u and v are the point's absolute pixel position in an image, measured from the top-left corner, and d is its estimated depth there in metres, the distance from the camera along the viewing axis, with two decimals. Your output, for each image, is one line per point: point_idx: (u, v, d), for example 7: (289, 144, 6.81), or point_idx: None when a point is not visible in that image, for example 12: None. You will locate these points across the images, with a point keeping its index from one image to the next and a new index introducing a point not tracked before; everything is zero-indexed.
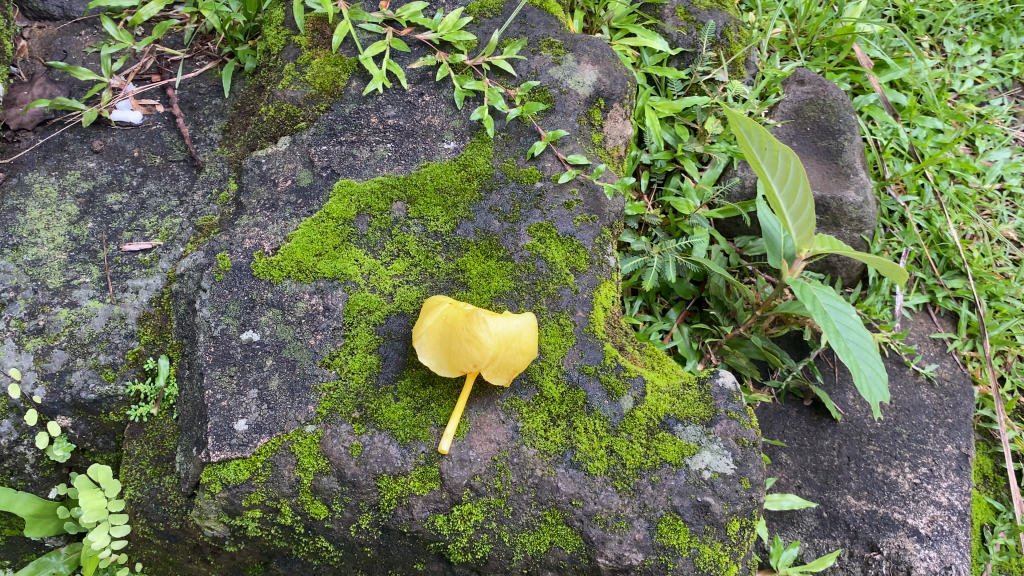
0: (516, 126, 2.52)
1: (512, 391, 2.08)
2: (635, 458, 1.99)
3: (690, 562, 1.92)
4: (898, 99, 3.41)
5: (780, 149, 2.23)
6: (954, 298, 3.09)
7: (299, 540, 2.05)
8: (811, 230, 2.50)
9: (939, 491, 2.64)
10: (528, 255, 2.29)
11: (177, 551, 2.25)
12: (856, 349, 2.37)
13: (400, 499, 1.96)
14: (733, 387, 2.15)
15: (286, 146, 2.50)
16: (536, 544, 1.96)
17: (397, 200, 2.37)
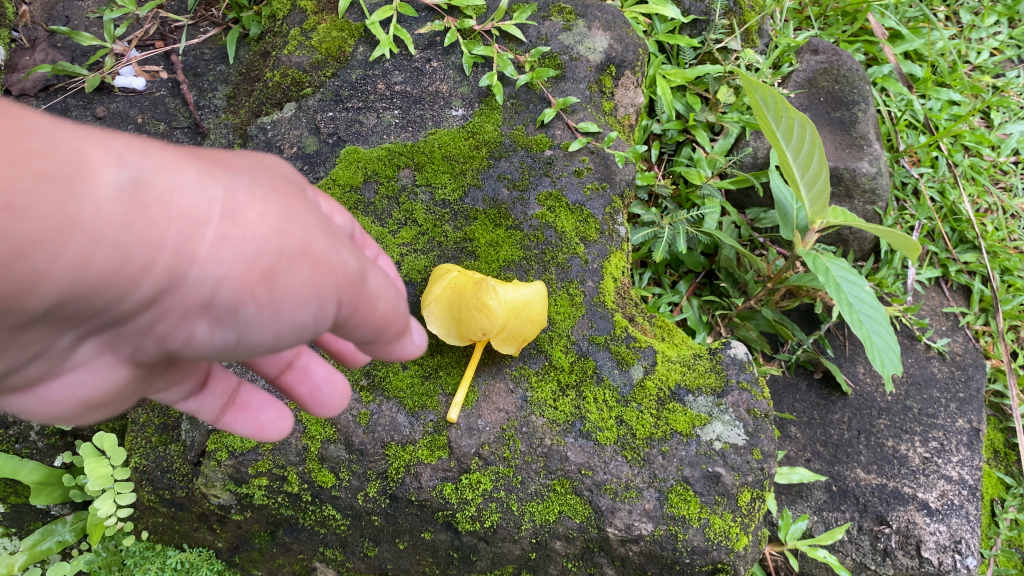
0: (526, 92, 2.47)
1: (521, 360, 2.06)
2: (645, 428, 1.97)
3: (700, 533, 1.89)
4: (913, 69, 3.37)
5: (796, 117, 2.22)
6: (967, 272, 3.05)
7: (306, 509, 2.04)
8: (825, 201, 2.48)
9: (950, 465, 2.62)
10: (537, 224, 2.25)
11: (183, 520, 2.23)
12: (869, 322, 2.35)
13: (409, 467, 1.95)
14: (746, 358, 2.12)
15: (291, 112, 2.47)
16: (544, 514, 1.94)
17: (405, 167, 2.33)
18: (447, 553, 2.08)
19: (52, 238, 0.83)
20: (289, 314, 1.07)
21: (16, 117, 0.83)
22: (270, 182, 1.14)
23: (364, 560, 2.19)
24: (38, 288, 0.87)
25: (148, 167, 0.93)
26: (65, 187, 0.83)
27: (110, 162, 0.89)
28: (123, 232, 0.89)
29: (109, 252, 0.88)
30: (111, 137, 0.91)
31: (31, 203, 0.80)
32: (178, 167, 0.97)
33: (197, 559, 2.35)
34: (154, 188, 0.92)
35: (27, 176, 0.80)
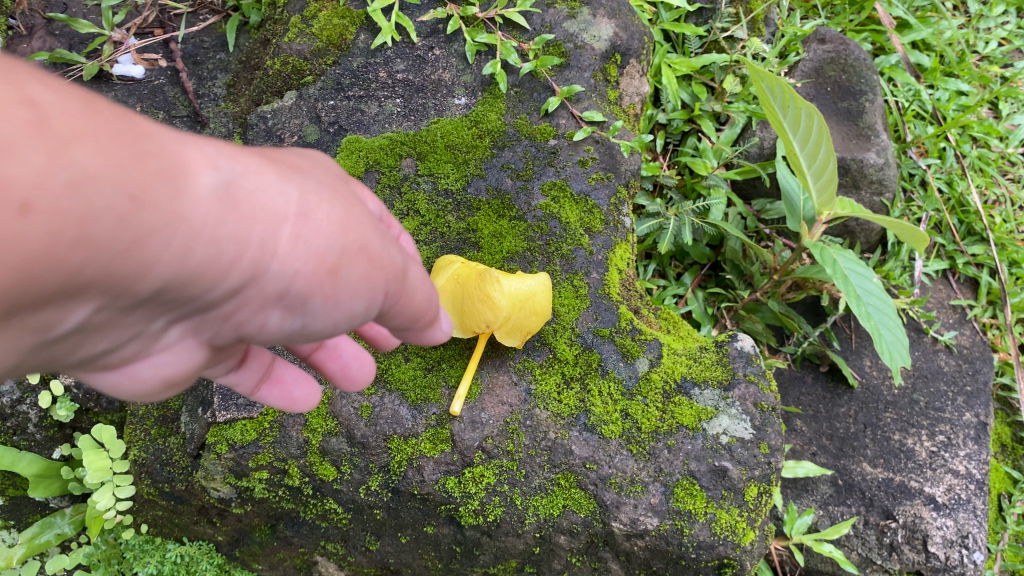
0: (530, 81, 2.43)
1: (525, 352, 2.03)
2: (650, 422, 1.94)
3: (706, 528, 1.87)
4: (920, 59, 3.33)
5: (804, 106, 2.19)
6: (974, 264, 3.03)
7: (307, 502, 2.02)
8: (832, 192, 2.45)
9: (957, 459, 2.60)
10: (541, 215, 2.21)
11: (182, 513, 2.21)
12: (876, 314, 2.32)
13: (411, 461, 1.92)
14: (753, 351, 2.09)
15: (292, 101, 2.44)
16: (549, 508, 1.91)
17: (407, 156, 2.30)
18: (450, 547, 2.06)
19: (160, 232, 0.87)
20: (349, 306, 1.12)
21: (125, 120, 0.86)
22: (331, 180, 1.17)
23: (365, 553, 2.17)
24: (142, 279, 0.90)
25: (240, 169, 0.96)
26: (169, 185, 0.87)
27: (207, 164, 0.92)
28: (220, 231, 0.91)
29: (207, 247, 0.91)
30: (203, 139, 0.94)
31: (144, 199, 0.84)
32: (262, 170, 0.99)
33: (196, 553, 2.31)
34: (245, 189, 0.95)
35: (139, 174, 0.84)
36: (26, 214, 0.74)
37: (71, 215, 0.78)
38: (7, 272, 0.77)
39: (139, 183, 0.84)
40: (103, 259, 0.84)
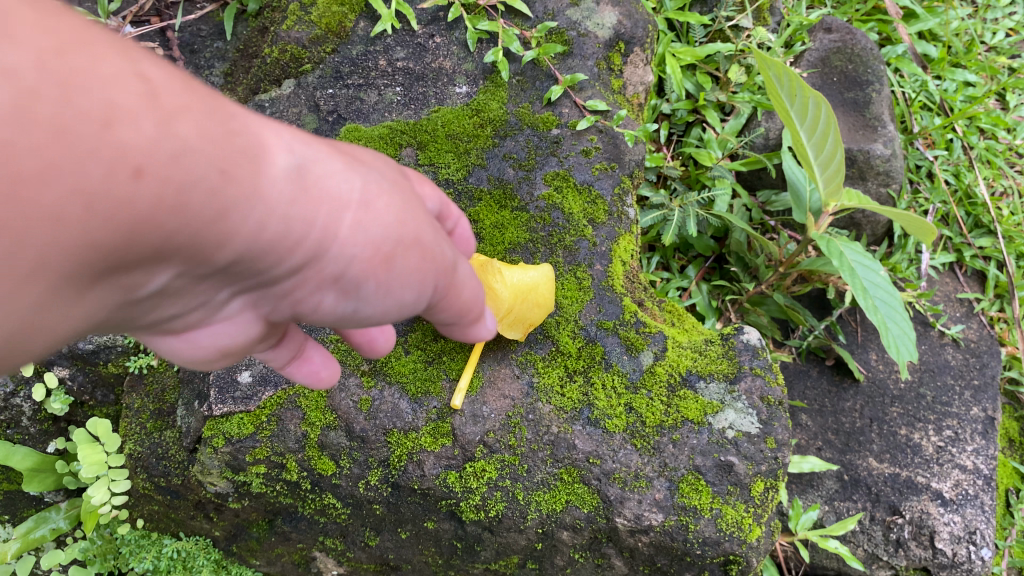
0: (532, 70, 2.39)
1: (527, 345, 1.99)
2: (655, 416, 1.91)
3: (712, 523, 1.83)
4: (927, 49, 3.28)
5: (811, 96, 2.15)
6: (982, 257, 2.99)
7: (305, 497, 1.99)
8: (839, 183, 2.41)
9: (964, 455, 2.56)
10: (544, 206, 2.17)
11: (179, 508, 2.17)
12: (884, 307, 2.28)
13: (411, 455, 1.89)
14: (759, 343, 2.05)
15: (290, 89, 2.42)
16: (551, 503, 1.88)
17: (407, 146, 2.27)
18: (450, 543, 2.02)
19: (242, 207, 0.94)
20: (399, 293, 1.20)
21: (217, 103, 0.94)
22: (390, 174, 1.25)
23: (365, 549, 2.14)
24: (221, 252, 0.97)
25: (312, 156, 1.04)
26: (251, 164, 0.95)
27: (285, 149, 1.00)
28: (293, 211, 0.99)
29: (280, 225, 0.98)
30: (279, 128, 1.02)
31: (231, 175, 0.92)
32: (331, 158, 1.08)
33: (193, 549, 2.28)
34: (315, 174, 1.03)
35: (227, 152, 0.91)
36: (134, 179, 0.82)
37: (171, 183, 0.85)
38: (110, 233, 0.84)
39: (229, 160, 0.91)
40: (192, 228, 0.91)
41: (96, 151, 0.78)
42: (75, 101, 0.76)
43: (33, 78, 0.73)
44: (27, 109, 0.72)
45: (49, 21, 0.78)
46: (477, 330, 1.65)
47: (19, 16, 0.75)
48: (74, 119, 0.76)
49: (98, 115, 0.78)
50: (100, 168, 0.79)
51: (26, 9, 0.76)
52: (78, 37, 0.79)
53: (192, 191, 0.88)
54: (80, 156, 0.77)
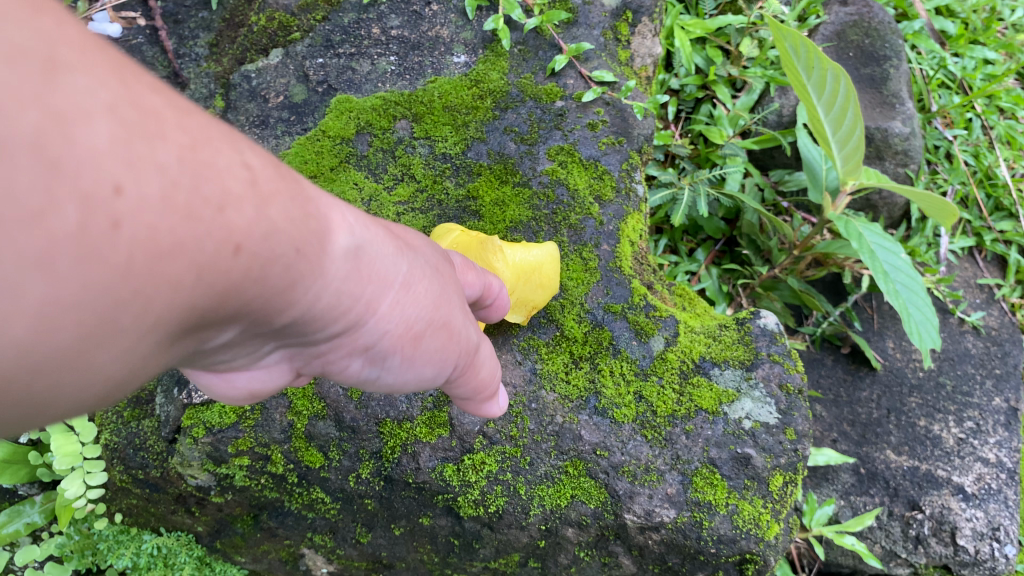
0: (535, 39, 2.27)
1: (530, 330, 1.86)
2: (667, 405, 1.79)
3: (728, 521, 1.69)
4: (945, 26, 3.15)
5: (829, 67, 2.01)
6: (1002, 242, 2.87)
7: (292, 491, 1.86)
8: (858, 160, 2.28)
9: (987, 447, 2.44)
10: (547, 181, 2.04)
11: (159, 502, 2.04)
12: (905, 291, 2.15)
13: (405, 447, 1.77)
14: (777, 328, 1.92)
15: (278, 59, 2.27)
16: (556, 498, 1.75)
17: (401, 117, 2.12)
18: (447, 540, 1.90)
19: (310, 280, 0.89)
20: (422, 367, 1.20)
21: (299, 183, 0.89)
22: (432, 253, 1.24)
23: (356, 547, 2.01)
24: (279, 317, 0.91)
25: (368, 237, 1.00)
26: (322, 242, 0.89)
27: (348, 228, 0.95)
28: (348, 288, 0.95)
29: (332, 297, 0.94)
30: (341, 206, 0.98)
31: (306, 252, 0.86)
32: (383, 240, 1.04)
33: (174, 544, 2.15)
34: (370, 254, 1.00)
35: (305, 229, 0.86)
36: (236, 255, 0.75)
37: (265, 259, 0.79)
38: (206, 302, 0.76)
39: (308, 240, 0.86)
40: (265, 297, 0.84)
41: (214, 232, 0.71)
42: (200, 186, 0.69)
43: (173, 168, 0.67)
44: (170, 197, 0.66)
45: (179, 111, 0.71)
46: (490, 404, 1.52)
47: (159, 106, 0.68)
48: (199, 204, 0.69)
49: (217, 199, 0.71)
50: (215, 246, 0.72)
51: (163, 99, 0.69)
52: (202, 128, 0.73)
53: (276, 266, 0.82)
54: (202, 237, 0.70)
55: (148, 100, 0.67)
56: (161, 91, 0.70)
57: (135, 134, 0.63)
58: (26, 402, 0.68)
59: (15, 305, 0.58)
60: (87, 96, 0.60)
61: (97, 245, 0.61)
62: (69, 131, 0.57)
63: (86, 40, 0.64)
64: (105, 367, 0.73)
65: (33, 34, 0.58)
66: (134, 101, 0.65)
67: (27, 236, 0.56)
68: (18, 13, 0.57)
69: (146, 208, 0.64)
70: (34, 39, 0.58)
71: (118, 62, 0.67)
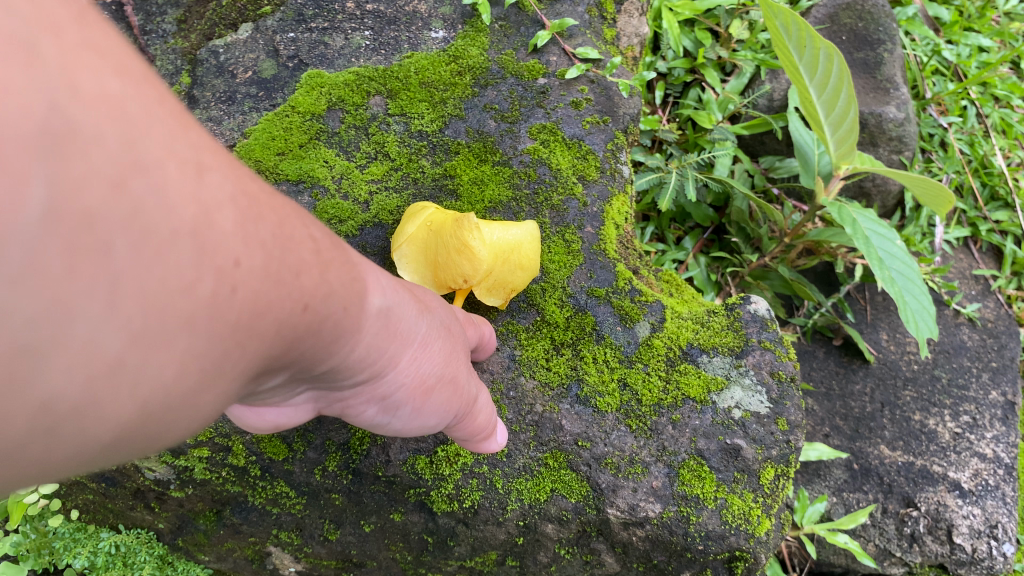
0: (516, 14, 2.18)
1: (509, 315, 1.77)
2: (652, 394, 1.69)
3: (716, 515, 1.60)
4: (939, 12, 3.08)
5: (823, 45, 1.92)
6: (998, 232, 2.80)
7: (255, 485, 1.75)
8: (851, 144, 2.19)
9: (983, 442, 2.36)
10: (529, 160, 1.94)
11: (116, 497, 1.93)
12: (901, 278, 2.05)
13: (375, 438, 1.67)
14: (768, 314, 1.82)
15: (247, 34, 2.16)
16: (534, 492, 1.64)
17: (376, 94, 2.02)
18: (420, 537, 1.79)
19: (352, 336, 0.97)
20: (431, 416, 1.27)
21: (349, 253, 0.98)
22: (445, 310, 1.33)
23: (324, 545, 1.90)
24: (324, 368, 0.99)
25: (398, 298, 1.09)
26: (367, 304, 0.98)
27: (382, 291, 1.03)
28: (381, 345, 1.04)
29: (366, 352, 1.02)
30: (377, 273, 1.07)
31: (354, 312, 0.94)
32: (408, 301, 1.12)
33: (133, 542, 2.04)
34: (398, 315, 1.08)
35: (355, 292, 0.94)
36: (305, 313, 0.83)
37: (324, 319, 0.88)
38: (279, 353, 0.84)
39: (356, 301, 0.94)
40: (318, 351, 0.92)
41: (292, 294, 0.80)
42: (287, 256, 0.79)
43: (268, 244, 0.76)
44: (268, 268, 0.76)
45: (268, 194, 0.82)
46: (487, 440, 1.48)
47: (258, 193, 0.78)
48: (286, 271, 0.78)
49: (297, 267, 0.81)
50: (293, 307, 0.81)
51: (260, 187, 0.80)
52: (284, 209, 0.83)
53: (330, 322, 0.90)
54: (285, 298, 0.79)
55: (251, 188, 0.78)
56: (257, 182, 0.81)
57: (249, 219, 0.74)
58: (152, 441, 0.77)
59: (164, 358, 0.69)
60: (219, 190, 0.71)
61: (222, 309, 0.71)
62: (209, 218, 0.69)
63: (209, 144, 0.75)
64: (204, 413, 0.81)
65: (185, 144, 0.70)
66: (245, 192, 0.76)
67: (181, 303, 0.67)
68: (177, 128, 0.70)
69: (255, 277, 0.74)
70: (186, 148, 0.69)
71: (232, 162, 0.78)
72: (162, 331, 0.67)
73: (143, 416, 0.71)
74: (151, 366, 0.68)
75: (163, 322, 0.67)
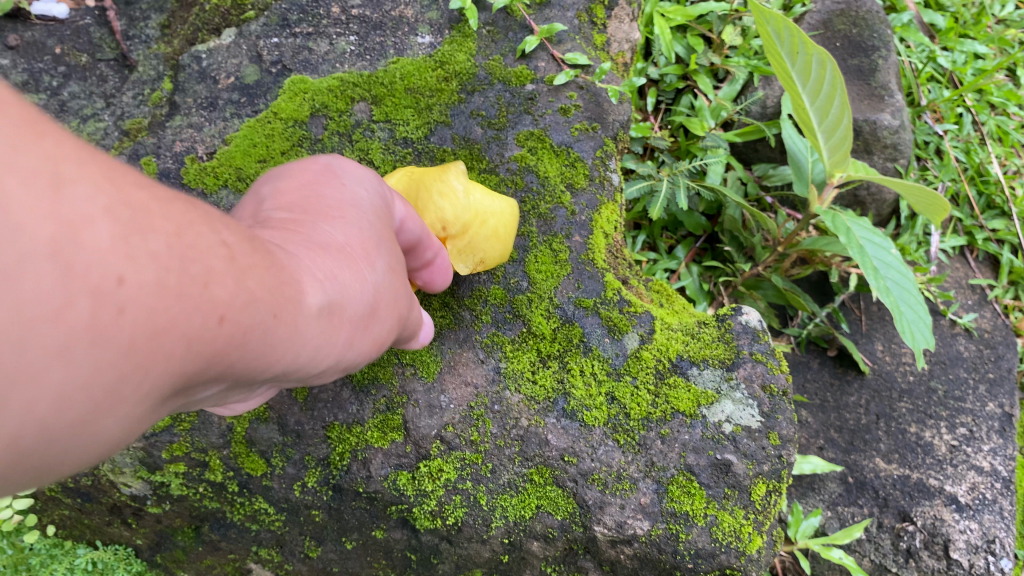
0: (505, 19, 2.14)
1: (494, 325, 1.72)
2: (641, 407, 1.64)
3: (705, 532, 1.56)
4: (934, 19, 3.05)
5: (815, 51, 1.87)
6: (994, 241, 2.76)
7: (234, 502, 1.71)
8: (846, 150, 2.14)
9: (981, 455, 2.31)
10: (516, 168, 1.90)
11: (92, 512, 1.88)
12: (896, 288, 2.01)
13: (356, 453, 1.63)
14: (759, 325, 1.78)
15: (230, 39, 2.11)
16: (519, 509, 1.61)
17: (360, 99, 1.98)
18: (404, 554, 1.76)
19: (286, 341, 0.87)
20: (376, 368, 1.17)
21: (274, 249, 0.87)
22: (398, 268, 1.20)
23: (306, 562, 1.85)
24: (261, 375, 0.89)
25: (343, 282, 0.97)
26: (301, 304, 0.87)
27: (321, 285, 0.92)
28: (326, 340, 0.94)
29: (308, 352, 0.92)
30: (314, 258, 0.94)
31: (285, 317, 0.84)
32: (354, 274, 1.00)
33: (111, 559, 2.00)
34: (344, 303, 0.96)
35: (284, 292, 0.84)
36: (222, 326, 0.74)
37: (247, 329, 0.78)
38: (197, 370, 0.76)
39: (287, 301, 0.84)
40: (248, 362, 0.83)
41: (199, 305, 0.71)
42: (187, 266, 0.69)
43: (165, 255, 0.67)
44: (164, 283, 0.66)
45: (164, 198, 0.71)
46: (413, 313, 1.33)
47: (147, 198, 0.68)
48: (187, 283, 0.69)
49: (204, 276, 0.71)
50: (201, 318, 0.71)
51: (151, 193, 0.70)
52: (185, 212, 0.73)
53: (257, 332, 0.80)
54: (189, 311, 0.70)
55: (138, 196, 0.68)
56: (147, 186, 0.70)
57: (131, 231, 0.64)
58: (42, 476, 0.69)
59: (35, 395, 0.60)
60: (88, 203, 0.62)
61: (106, 333, 0.62)
62: (75, 235, 0.59)
63: (79, 149, 0.65)
64: (106, 442, 0.72)
65: (36, 156, 0.60)
66: (127, 199, 0.66)
67: (46, 333, 0.58)
68: (25, 137, 0.60)
69: (145, 295, 0.65)
70: (37, 157, 0.59)
71: (110, 164, 0.68)
72: (24, 367, 0.58)
73: (17, 457, 0.62)
74: (17, 405, 0.59)
75: (24, 355, 0.57)
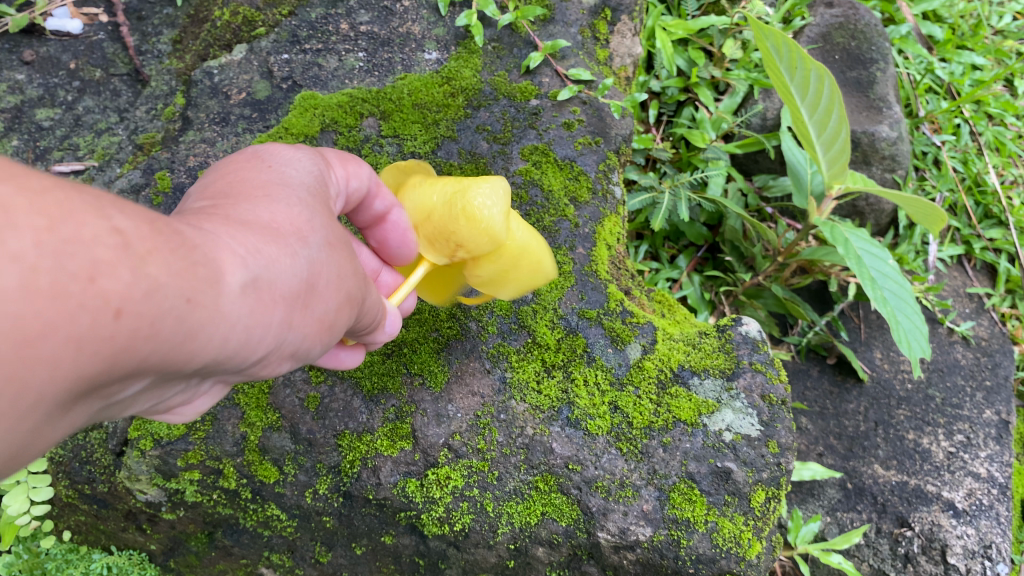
0: (509, 36, 2.20)
1: (500, 336, 1.77)
2: (643, 416, 1.69)
3: (706, 539, 1.59)
4: (932, 30, 3.10)
5: (814, 67, 1.91)
6: (992, 250, 2.80)
7: (246, 508, 1.76)
8: (844, 163, 2.18)
9: (978, 461, 2.34)
10: (521, 182, 1.95)
11: (108, 518, 1.93)
12: (893, 299, 2.06)
13: (366, 460, 1.66)
14: (759, 336, 1.84)
15: (241, 55, 2.16)
16: (525, 516, 1.65)
17: (369, 115, 2.03)
18: (412, 560, 1.81)
19: (201, 326, 0.86)
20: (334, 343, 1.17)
21: (180, 233, 0.86)
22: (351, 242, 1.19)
23: (316, 566, 1.90)
24: (186, 365, 0.90)
25: (270, 261, 0.96)
26: (215, 287, 0.87)
27: (241, 265, 0.92)
28: (254, 321, 0.94)
29: (235, 336, 0.92)
30: (233, 239, 0.94)
31: (196, 300, 0.84)
32: (282, 252, 0.99)
33: (125, 564, 2.05)
34: (270, 280, 0.96)
35: (193, 278, 0.84)
36: (118, 319, 0.74)
37: (149, 317, 0.78)
38: (100, 366, 0.76)
39: (195, 284, 0.83)
40: (164, 350, 0.83)
41: (82, 303, 0.70)
42: (65, 262, 0.69)
43: (33, 253, 0.67)
44: (31, 283, 0.66)
45: (41, 189, 0.71)
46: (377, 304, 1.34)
47: (11, 195, 0.67)
48: (63, 279, 0.69)
49: (88, 271, 0.71)
50: (86, 313, 0.71)
51: (19, 188, 0.69)
52: (67, 201, 0.72)
53: (163, 320, 0.80)
54: (71, 310, 0.70)
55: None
56: (14, 179, 0.69)
57: None
58: None
59: None
60: None
61: None
62: None
63: None
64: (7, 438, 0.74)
65: None
66: None
67: None
68: None
69: (7, 298, 0.65)
70: None
71: None
72: None
73: None
74: None
75: None
